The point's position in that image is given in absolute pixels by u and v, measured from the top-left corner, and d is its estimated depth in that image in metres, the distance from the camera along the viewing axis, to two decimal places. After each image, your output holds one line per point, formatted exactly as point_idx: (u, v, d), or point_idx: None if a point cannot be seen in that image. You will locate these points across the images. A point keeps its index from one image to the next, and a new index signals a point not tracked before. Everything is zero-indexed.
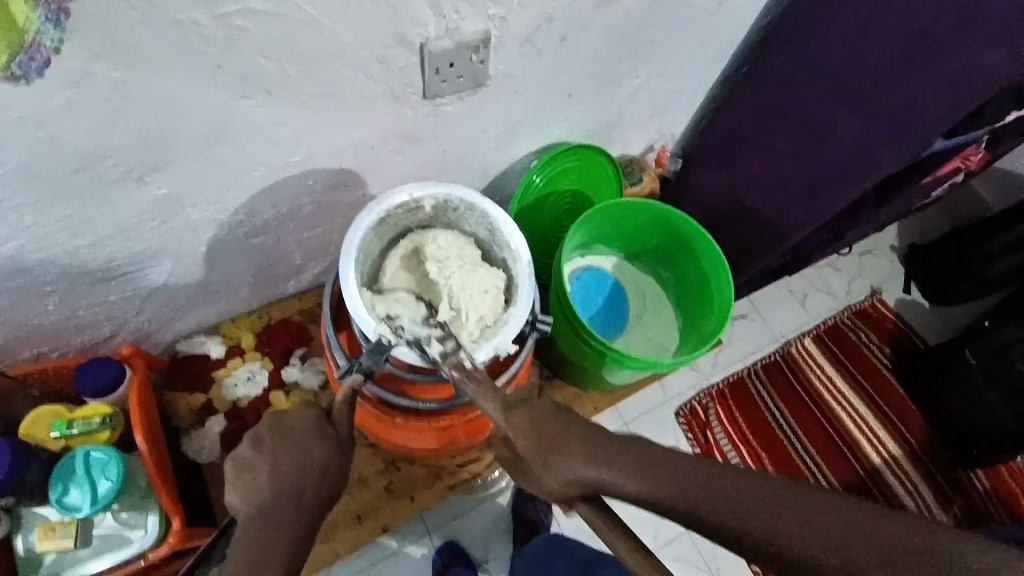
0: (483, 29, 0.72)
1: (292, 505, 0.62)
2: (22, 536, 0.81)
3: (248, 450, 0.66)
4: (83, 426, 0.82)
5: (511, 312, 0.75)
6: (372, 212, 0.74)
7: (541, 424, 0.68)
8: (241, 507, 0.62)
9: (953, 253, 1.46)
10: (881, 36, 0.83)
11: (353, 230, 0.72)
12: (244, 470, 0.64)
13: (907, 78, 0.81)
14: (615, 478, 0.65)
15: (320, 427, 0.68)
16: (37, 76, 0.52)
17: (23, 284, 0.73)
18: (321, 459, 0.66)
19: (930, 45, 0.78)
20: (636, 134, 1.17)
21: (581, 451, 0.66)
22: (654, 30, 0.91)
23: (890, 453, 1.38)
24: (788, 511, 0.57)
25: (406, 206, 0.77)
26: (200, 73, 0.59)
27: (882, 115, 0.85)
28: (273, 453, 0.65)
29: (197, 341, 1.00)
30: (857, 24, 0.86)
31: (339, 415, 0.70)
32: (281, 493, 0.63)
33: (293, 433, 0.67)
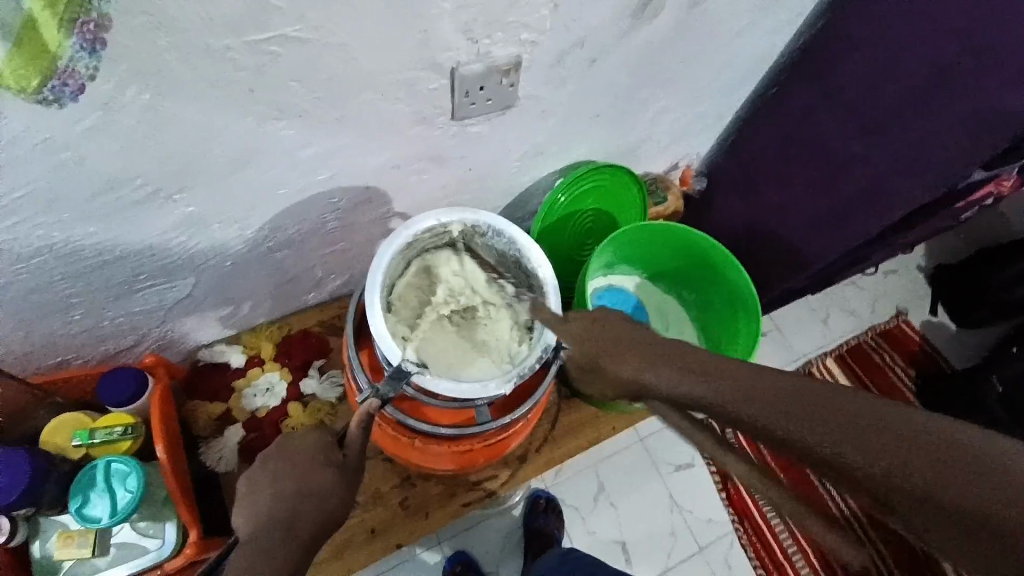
0: (512, 52, 0.71)
1: (282, 527, 0.60)
2: (40, 542, 0.82)
3: (259, 469, 0.65)
4: (105, 435, 0.82)
5: (533, 348, 0.73)
6: (400, 236, 0.72)
7: (599, 338, 0.62)
8: (241, 526, 0.61)
9: (978, 277, 1.43)
10: (897, 75, 0.82)
11: (380, 254, 0.71)
12: (250, 489, 0.63)
13: (925, 114, 0.80)
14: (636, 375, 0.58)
15: (327, 451, 0.66)
16: (70, 100, 0.52)
17: (52, 296, 0.73)
18: (328, 487, 0.64)
19: (952, 82, 0.76)
20: (662, 152, 1.15)
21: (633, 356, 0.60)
22: (686, 52, 0.89)
23: None
24: (889, 441, 0.44)
25: (434, 230, 0.76)
26: (232, 97, 0.59)
27: (903, 149, 0.84)
28: (281, 476, 0.64)
29: (217, 351, 1.00)
30: (876, 64, 0.85)
31: (350, 441, 0.68)
32: (281, 514, 0.61)
33: (301, 458, 0.65)
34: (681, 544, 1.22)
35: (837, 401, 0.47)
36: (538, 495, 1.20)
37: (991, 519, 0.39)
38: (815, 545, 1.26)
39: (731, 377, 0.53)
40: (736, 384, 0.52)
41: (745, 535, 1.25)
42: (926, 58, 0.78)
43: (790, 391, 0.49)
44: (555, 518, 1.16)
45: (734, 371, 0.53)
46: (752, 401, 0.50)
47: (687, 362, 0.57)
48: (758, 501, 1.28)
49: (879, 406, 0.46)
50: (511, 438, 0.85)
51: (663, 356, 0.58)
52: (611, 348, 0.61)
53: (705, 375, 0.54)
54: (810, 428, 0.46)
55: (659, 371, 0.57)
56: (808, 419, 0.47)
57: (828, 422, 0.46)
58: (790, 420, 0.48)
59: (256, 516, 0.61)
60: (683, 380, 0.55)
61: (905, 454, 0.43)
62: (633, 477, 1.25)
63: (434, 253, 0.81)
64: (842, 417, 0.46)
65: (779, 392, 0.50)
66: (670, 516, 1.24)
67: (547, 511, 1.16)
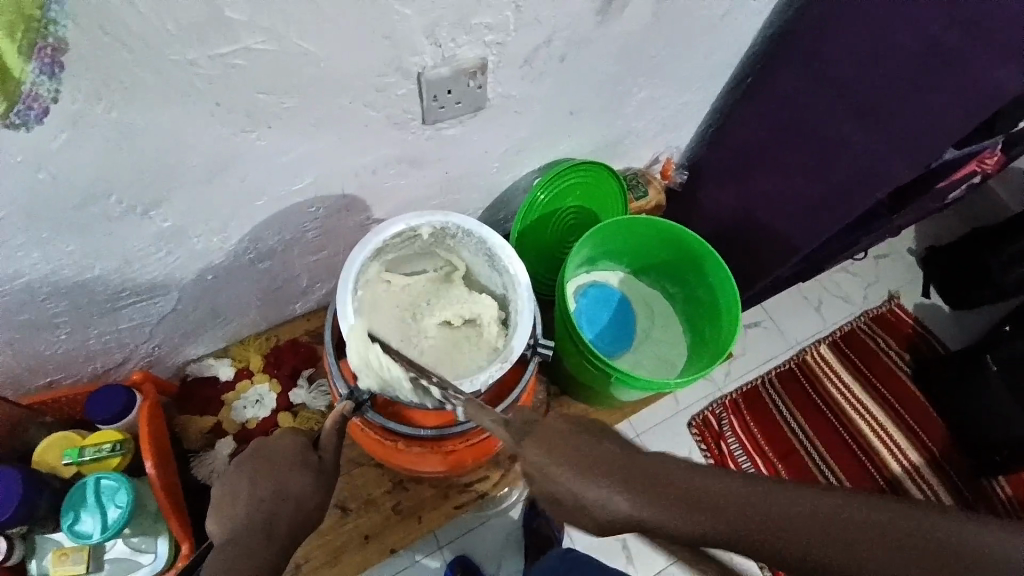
0: (480, 54, 0.72)
1: (260, 534, 0.60)
2: (36, 560, 0.81)
3: (234, 477, 0.65)
4: (94, 453, 0.82)
5: (508, 346, 0.73)
6: (368, 243, 0.73)
7: (563, 449, 0.57)
8: (220, 533, 0.61)
9: (970, 257, 1.42)
10: (890, 54, 0.81)
11: (350, 260, 0.71)
12: (225, 498, 0.63)
13: (917, 92, 0.80)
14: (620, 508, 0.54)
15: (303, 454, 0.67)
16: (36, 123, 0.53)
17: (35, 316, 0.74)
18: (303, 489, 0.65)
19: (935, 60, 0.77)
20: (641, 147, 1.16)
21: (613, 480, 0.55)
22: (655, 47, 0.90)
23: (911, 462, 1.34)
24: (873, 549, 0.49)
25: (403, 234, 0.76)
26: (201, 110, 0.60)
27: (900, 130, 0.84)
28: (256, 479, 0.64)
29: (206, 364, 1.01)
30: (867, 40, 0.84)
31: (325, 443, 0.69)
32: (260, 517, 0.61)
33: (277, 461, 0.66)
34: None
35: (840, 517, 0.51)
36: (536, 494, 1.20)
37: None
38: None
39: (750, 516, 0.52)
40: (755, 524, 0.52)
41: None
42: (913, 36, 0.78)
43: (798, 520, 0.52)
44: (554, 516, 1.16)
45: (745, 500, 0.53)
46: (779, 541, 0.51)
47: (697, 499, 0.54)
48: None
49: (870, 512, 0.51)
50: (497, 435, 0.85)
51: (665, 491, 0.54)
52: (588, 474, 0.55)
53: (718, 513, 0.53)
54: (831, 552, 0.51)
55: (670, 510, 0.54)
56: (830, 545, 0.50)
57: (857, 549, 0.50)
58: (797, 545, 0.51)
59: (232, 523, 0.61)
60: (697, 520, 0.53)
61: (906, 558, 0.49)
62: None
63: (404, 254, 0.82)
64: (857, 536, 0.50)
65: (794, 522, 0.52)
66: None
67: (545, 511, 1.17)
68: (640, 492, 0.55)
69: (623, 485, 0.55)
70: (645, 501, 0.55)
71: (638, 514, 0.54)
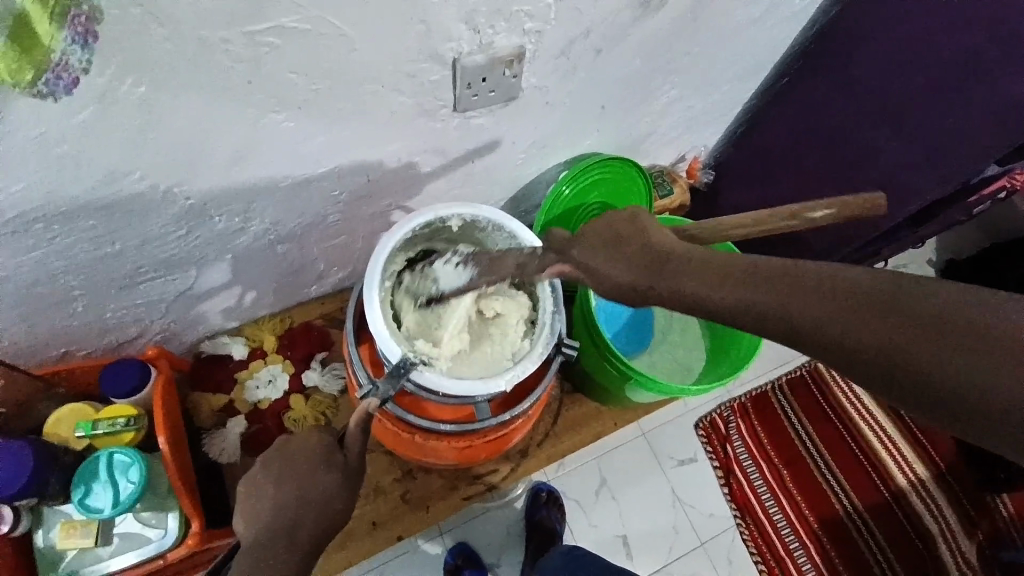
0: (516, 43, 0.70)
1: (283, 540, 0.62)
2: (43, 532, 0.82)
3: (258, 474, 0.65)
4: (108, 427, 0.82)
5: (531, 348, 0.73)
6: (398, 231, 0.72)
7: (610, 232, 0.54)
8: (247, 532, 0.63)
9: (993, 272, 1.40)
10: (919, 66, 0.80)
11: (378, 251, 0.70)
12: (252, 494, 0.64)
13: (953, 105, 0.78)
14: (605, 262, 0.53)
15: (327, 455, 0.65)
16: (65, 93, 0.51)
17: (52, 289, 0.73)
18: (325, 495, 0.64)
19: (968, 72, 0.76)
20: (669, 145, 1.14)
21: (626, 251, 0.52)
22: (693, 41, 0.87)
23: (916, 476, 1.32)
24: (845, 305, 0.41)
25: (431, 226, 0.75)
26: (231, 89, 0.58)
27: (925, 139, 0.83)
28: (279, 479, 0.64)
29: (220, 343, 1.00)
30: (896, 50, 0.82)
31: (350, 443, 0.66)
32: (282, 522, 0.62)
33: (300, 461, 0.65)
34: (683, 540, 1.23)
35: (887, 290, 0.40)
36: (540, 487, 1.18)
37: (927, 372, 0.38)
38: (816, 540, 1.26)
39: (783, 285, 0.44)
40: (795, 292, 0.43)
41: (747, 530, 1.25)
42: (948, 49, 0.76)
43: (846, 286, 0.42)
44: (556, 510, 1.14)
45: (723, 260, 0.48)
46: (732, 292, 0.45)
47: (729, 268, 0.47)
48: (761, 497, 1.28)
49: (926, 286, 0.40)
50: (514, 432, 0.84)
51: (659, 257, 0.50)
52: (608, 239, 0.54)
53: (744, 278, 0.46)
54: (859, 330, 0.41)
55: (647, 271, 0.50)
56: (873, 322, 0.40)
57: (819, 302, 0.42)
58: (749, 293, 0.45)
59: (256, 525, 0.62)
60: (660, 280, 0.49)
61: (884, 315, 0.40)
62: (635, 472, 1.25)
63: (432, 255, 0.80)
64: (901, 310, 0.39)
65: (834, 286, 0.42)
66: (672, 512, 1.24)
67: (548, 504, 1.15)
68: (655, 265, 0.50)
69: (627, 249, 0.52)
70: (665, 271, 0.49)
71: (619, 271, 0.52)
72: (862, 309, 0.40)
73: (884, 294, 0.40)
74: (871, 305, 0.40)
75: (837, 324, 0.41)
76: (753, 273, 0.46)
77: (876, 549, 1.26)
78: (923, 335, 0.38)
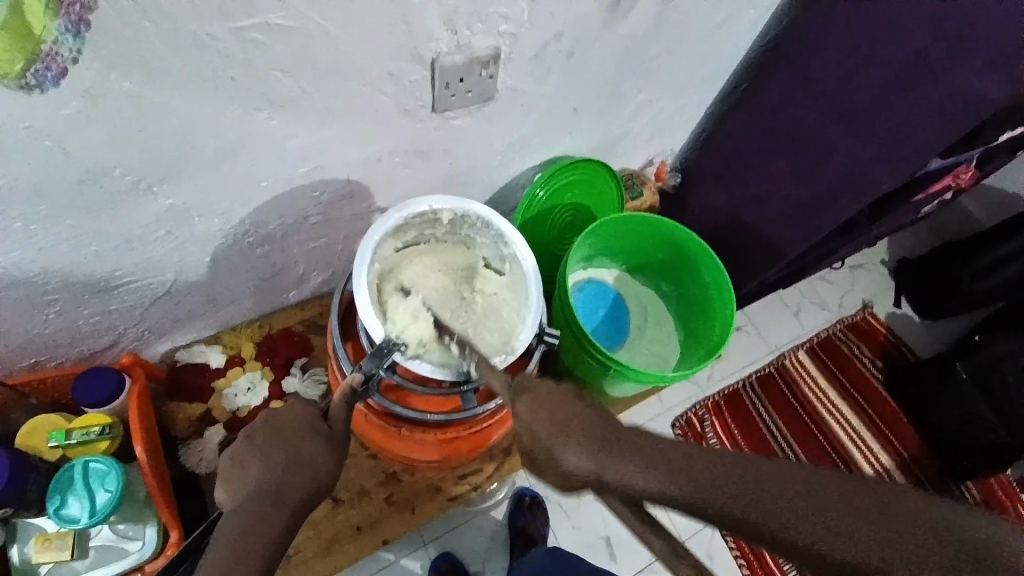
0: (493, 45, 0.73)
1: (267, 498, 0.56)
2: (19, 546, 0.80)
3: (242, 443, 0.60)
4: (82, 436, 0.80)
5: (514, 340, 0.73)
6: (390, 218, 0.73)
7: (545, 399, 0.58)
8: (226, 501, 0.57)
9: (940, 266, 1.47)
10: (872, 65, 0.87)
11: (369, 236, 0.71)
12: (234, 466, 0.59)
13: (914, 99, 0.84)
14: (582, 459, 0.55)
15: (313, 423, 0.63)
16: (53, 85, 0.52)
17: (26, 293, 0.72)
18: (308, 452, 0.60)
19: (924, 72, 0.81)
20: (638, 149, 1.19)
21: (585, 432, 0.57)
22: (657, 48, 0.92)
23: (882, 465, 1.39)
24: (820, 520, 0.49)
25: (424, 216, 0.76)
26: (216, 85, 0.60)
27: (875, 137, 0.89)
28: (263, 443, 0.60)
29: (197, 351, 0.99)
30: (847, 53, 0.90)
31: (336, 414, 0.64)
32: (270, 480, 0.58)
33: (284, 426, 0.62)
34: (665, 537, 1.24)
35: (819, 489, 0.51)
36: (523, 492, 1.20)
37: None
38: None
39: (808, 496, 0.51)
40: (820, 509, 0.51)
41: None
42: (896, 52, 0.84)
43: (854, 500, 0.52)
44: (540, 515, 1.17)
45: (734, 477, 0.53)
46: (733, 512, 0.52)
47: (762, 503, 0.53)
48: None
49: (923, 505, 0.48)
50: (495, 427, 0.85)
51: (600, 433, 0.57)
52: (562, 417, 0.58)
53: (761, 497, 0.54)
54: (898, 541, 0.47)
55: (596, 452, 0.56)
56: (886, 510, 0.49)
57: (794, 524, 0.49)
58: (740, 495, 0.52)
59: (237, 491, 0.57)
60: (621, 461, 0.56)
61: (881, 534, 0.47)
62: None
63: (428, 249, 0.81)
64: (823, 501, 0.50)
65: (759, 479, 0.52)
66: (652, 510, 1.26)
67: (532, 509, 1.17)
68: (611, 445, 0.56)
69: (598, 437, 0.57)
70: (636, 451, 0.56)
71: (603, 468, 0.56)
72: (829, 513, 0.49)
73: (862, 497, 0.50)
74: (830, 516, 0.49)
75: (843, 540, 0.48)
76: (744, 489, 0.52)
77: None
78: (878, 543, 0.47)
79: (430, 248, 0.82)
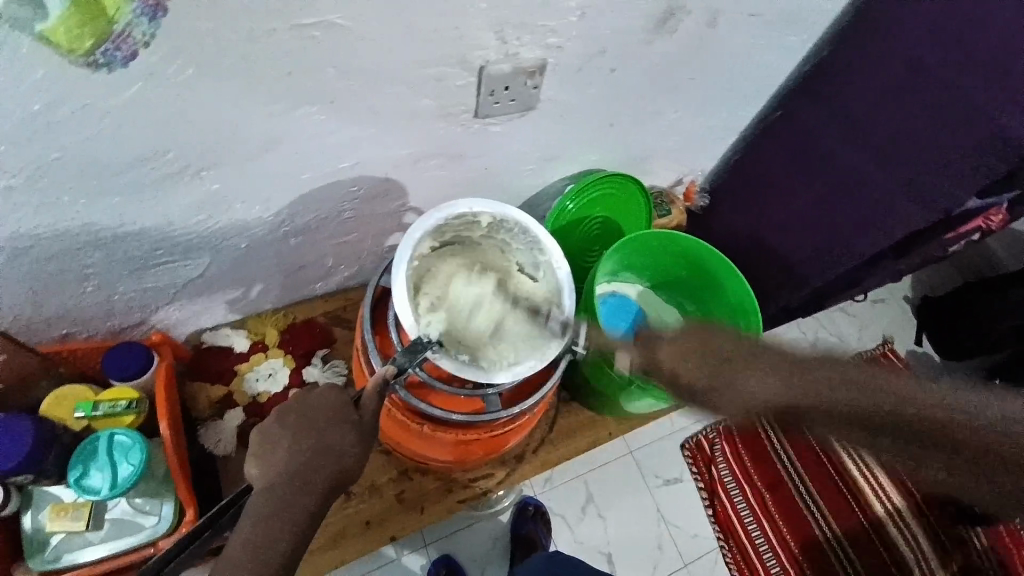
0: (539, 56, 0.74)
1: (293, 481, 0.59)
2: (31, 515, 0.81)
3: (272, 425, 0.62)
4: (108, 408, 0.81)
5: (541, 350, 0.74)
6: (431, 217, 0.74)
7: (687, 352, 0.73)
8: (258, 477, 0.60)
9: (961, 306, 1.45)
10: (909, 99, 0.87)
11: (411, 233, 0.72)
12: (265, 444, 0.61)
13: (951, 137, 0.84)
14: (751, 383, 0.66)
15: (341, 410, 0.62)
16: (119, 65, 0.54)
17: (68, 265, 0.74)
18: (338, 440, 0.61)
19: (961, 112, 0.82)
20: (668, 167, 1.19)
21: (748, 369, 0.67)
22: (699, 69, 0.93)
23: (893, 505, 1.34)
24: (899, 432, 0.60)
25: (463, 218, 0.77)
26: (272, 79, 0.62)
27: (910, 173, 0.90)
28: (295, 427, 0.61)
29: (222, 334, 1.01)
30: (886, 88, 0.90)
31: (367, 403, 0.64)
32: (295, 465, 0.59)
33: (315, 412, 0.62)
34: (666, 557, 1.24)
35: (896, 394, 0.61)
36: (527, 501, 1.19)
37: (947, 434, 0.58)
38: (796, 562, 1.28)
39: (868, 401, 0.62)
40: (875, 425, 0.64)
41: (730, 552, 1.27)
42: (937, 88, 0.84)
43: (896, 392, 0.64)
44: (543, 523, 1.16)
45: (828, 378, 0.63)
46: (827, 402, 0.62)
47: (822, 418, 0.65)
48: (744, 520, 1.30)
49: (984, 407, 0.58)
50: (512, 432, 0.86)
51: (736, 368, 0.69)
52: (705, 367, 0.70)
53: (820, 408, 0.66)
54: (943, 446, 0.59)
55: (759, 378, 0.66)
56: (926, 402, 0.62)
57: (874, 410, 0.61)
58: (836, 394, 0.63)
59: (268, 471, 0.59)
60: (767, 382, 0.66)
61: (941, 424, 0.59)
62: (620, 487, 1.26)
63: (463, 250, 0.83)
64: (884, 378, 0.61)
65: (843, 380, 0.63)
66: (656, 529, 1.25)
67: (535, 518, 1.16)
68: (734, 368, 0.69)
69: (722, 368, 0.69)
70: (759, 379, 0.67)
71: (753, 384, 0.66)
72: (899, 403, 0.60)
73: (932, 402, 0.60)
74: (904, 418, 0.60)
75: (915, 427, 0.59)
76: (839, 384, 0.63)
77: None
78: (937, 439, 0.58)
79: (465, 249, 0.83)
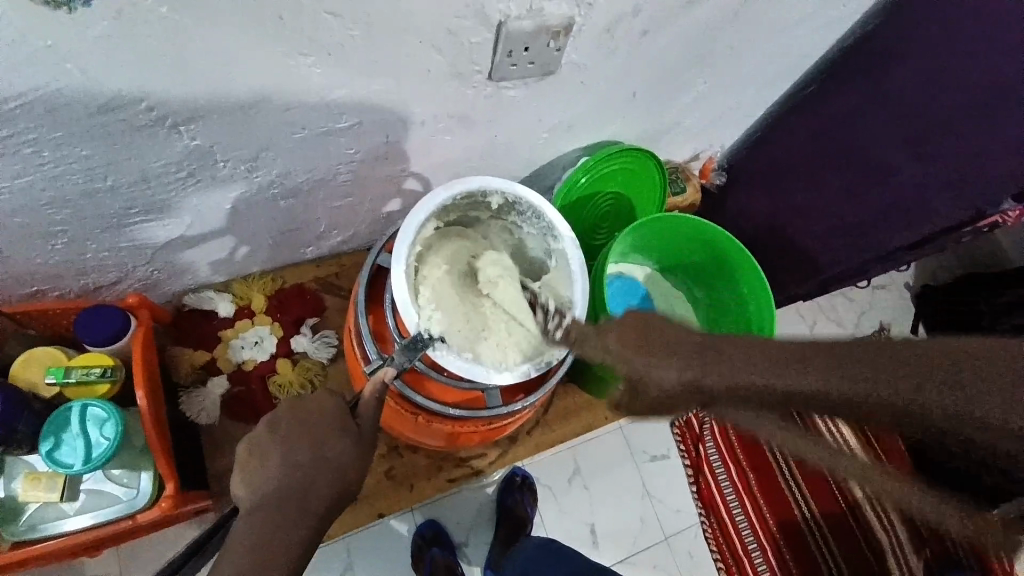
0: (567, 14, 0.66)
1: (290, 494, 0.56)
2: (4, 481, 0.77)
3: (264, 433, 0.59)
4: (81, 376, 0.76)
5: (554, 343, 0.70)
6: (438, 195, 0.68)
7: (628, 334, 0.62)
8: (244, 491, 0.56)
9: (961, 295, 1.40)
10: (949, 82, 0.80)
11: (413, 213, 0.66)
12: (255, 456, 0.57)
13: (995, 128, 0.77)
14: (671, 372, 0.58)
15: (341, 418, 0.60)
16: (83, 4, 0.46)
17: (33, 221, 0.67)
18: (335, 452, 0.58)
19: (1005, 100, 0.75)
20: (686, 141, 1.12)
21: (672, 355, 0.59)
22: (735, 37, 0.85)
23: (872, 489, 1.33)
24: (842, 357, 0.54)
25: (472, 196, 0.71)
26: (263, 25, 0.53)
27: (944, 170, 0.83)
28: (288, 435, 0.58)
29: (205, 297, 0.95)
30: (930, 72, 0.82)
31: (365, 411, 0.62)
32: (289, 488, 0.56)
33: (310, 416, 0.60)
34: (647, 532, 1.23)
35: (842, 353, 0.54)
36: (516, 470, 1.15)
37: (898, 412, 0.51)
38: (773, 542, 1.27)
39: (871, 351, 0.54)
40: (947, 387, 0.49)
41: (709, 526, 1.26)
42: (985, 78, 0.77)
43: (958, 409, 0.49)
44: (530, 496, 1.11)
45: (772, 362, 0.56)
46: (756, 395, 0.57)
47: (863, 361, 0.53)
48: (727, 498, 1.28)
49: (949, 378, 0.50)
50: (512, 422, 0.82)
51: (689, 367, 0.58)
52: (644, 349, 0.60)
53: (823, 396, 0.54)
54: (907, 362, 0.52)
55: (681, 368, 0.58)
56: (1001, 390, 0.48)
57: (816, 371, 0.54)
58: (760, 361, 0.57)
59: (258, 488, 0.56)
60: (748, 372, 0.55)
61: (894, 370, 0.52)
62: (609, 461, 1.23)
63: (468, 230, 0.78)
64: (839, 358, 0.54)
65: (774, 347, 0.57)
66: (642, 503, 1.24)
67: (521, 489, 1.12)
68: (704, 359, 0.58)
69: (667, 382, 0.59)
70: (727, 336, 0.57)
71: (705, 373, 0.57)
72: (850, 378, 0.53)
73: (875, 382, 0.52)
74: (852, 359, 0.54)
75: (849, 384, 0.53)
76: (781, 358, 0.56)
77: (830, 561, 1.27)
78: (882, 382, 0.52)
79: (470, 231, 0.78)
